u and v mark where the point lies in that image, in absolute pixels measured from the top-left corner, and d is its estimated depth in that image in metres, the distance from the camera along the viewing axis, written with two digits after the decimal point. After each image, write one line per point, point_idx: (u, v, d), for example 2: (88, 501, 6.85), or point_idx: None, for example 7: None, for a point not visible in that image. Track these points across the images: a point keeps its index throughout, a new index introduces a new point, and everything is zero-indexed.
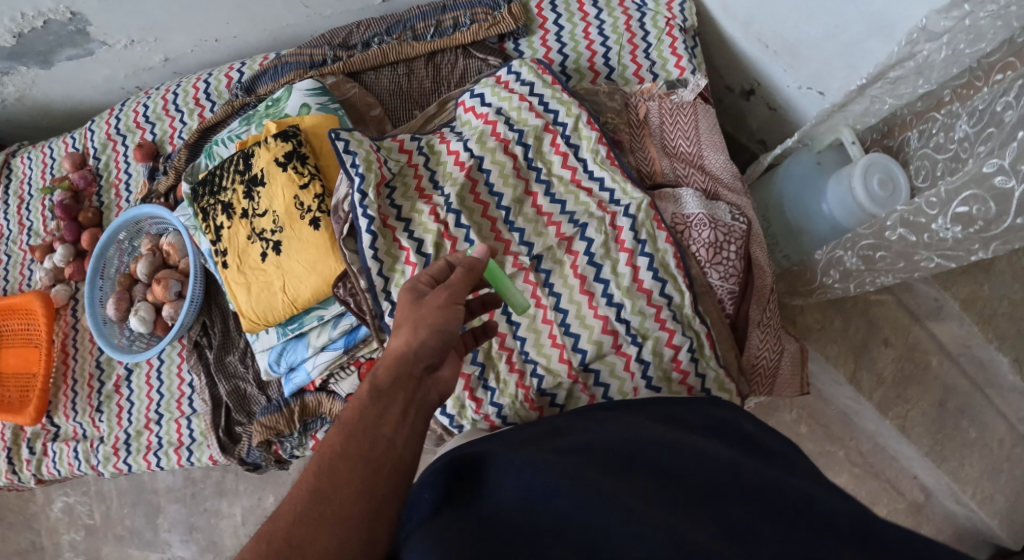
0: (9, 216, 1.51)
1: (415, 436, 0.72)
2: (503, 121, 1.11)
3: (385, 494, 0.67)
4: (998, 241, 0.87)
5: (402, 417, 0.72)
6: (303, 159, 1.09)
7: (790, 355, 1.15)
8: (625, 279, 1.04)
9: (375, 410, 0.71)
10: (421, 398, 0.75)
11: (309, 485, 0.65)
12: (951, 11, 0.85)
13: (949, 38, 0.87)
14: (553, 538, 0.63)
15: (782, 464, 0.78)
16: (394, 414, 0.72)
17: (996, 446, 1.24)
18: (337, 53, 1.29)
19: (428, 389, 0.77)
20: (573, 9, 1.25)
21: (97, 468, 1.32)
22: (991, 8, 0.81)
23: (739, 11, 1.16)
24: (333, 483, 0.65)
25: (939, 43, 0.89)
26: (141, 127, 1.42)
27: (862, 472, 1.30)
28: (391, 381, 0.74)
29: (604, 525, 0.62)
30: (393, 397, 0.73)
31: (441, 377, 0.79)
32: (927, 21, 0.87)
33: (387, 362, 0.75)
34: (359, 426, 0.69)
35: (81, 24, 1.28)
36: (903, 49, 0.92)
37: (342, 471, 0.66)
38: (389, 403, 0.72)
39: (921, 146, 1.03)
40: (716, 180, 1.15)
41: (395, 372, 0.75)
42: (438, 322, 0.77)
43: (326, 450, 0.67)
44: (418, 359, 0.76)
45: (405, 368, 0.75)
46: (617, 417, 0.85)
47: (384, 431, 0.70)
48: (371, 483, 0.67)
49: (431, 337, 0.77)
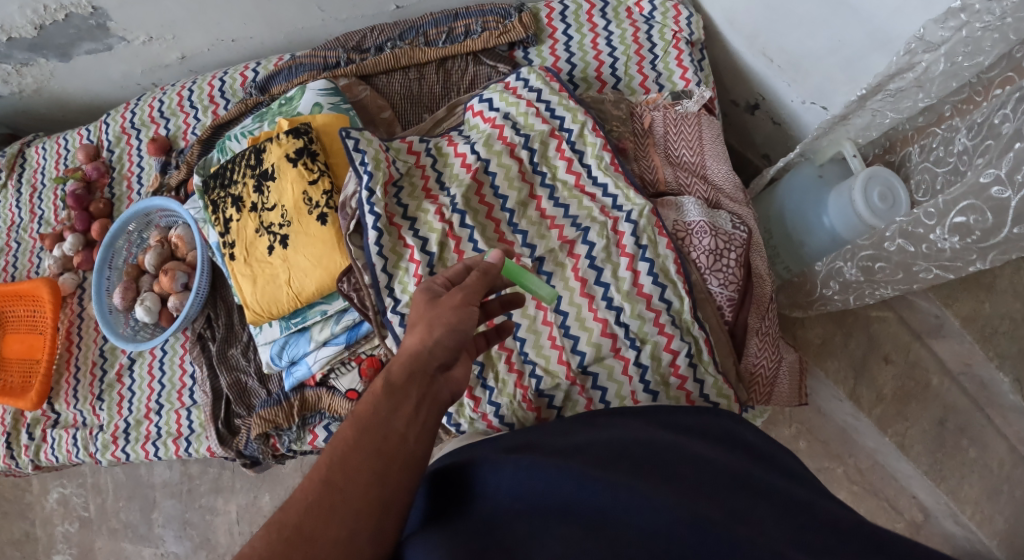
0: (21, 205, 1.53)
1: (427, 433, 0.70)
2: (510, 125, 1.13)
3: (395, 489, 0.66)
4: (995, 251, 0.88)
5: (416, 412, 0.70)
6: (314, 156, 1.11)
7: (788, 365, 1.16)
8: (626, 283, 1.05)
9: (389, 404, 0.69)
10: (436, 396, 0.72)
11: (321, 476, 0.64)
12: (947, 19, 0.85)
13: (947, 50, 0.88)
14: (561, 521, 0.65)
15: (778, 472, 0.77)
16: (408, 410, 0.69)
17: (996, 466, 1.20)
18: (351, 56, 1.32)
19: (443, 386, 0.74)
20: (583, 21, 1.29)
21: (95, 456, 1.33)
22: (987, 19, 0.82)
23: (745, 24, 1.18)
24: (344, 475, 0.64)
25: (936, 53, 0.89)
26: (155, 122, 1.45)
27: (861, 490, 1.29)
28: (406, 377, 0.71)
29: (616, 502, 0.65)
30: (408, 393, 0.70)
31: (455, 376, 0.75)
32: (925, 31, 0.88)
33: (403, 357, 0.73)
34: (372, 420, 0.68)
35: (102, 18, 1.31)
36: (902, 58, 0.92)
37: (354, 463, 0.65)
38: (403, 399, 0.70)
39: (922, 160, 1.05)
40: (718, 190, 1.17)
41: (410, 368, 0.72)
42: (455, 320, 0.75)
43: (338, 441, 0.66)
44: (433, 356, 0.73)
45: (420, 364, 0.73)
46: (614, 421, 0.84)
47: (397, 426, 0.68)
48: (382, 477, 0.65)
49: (447, 335, 0.74)
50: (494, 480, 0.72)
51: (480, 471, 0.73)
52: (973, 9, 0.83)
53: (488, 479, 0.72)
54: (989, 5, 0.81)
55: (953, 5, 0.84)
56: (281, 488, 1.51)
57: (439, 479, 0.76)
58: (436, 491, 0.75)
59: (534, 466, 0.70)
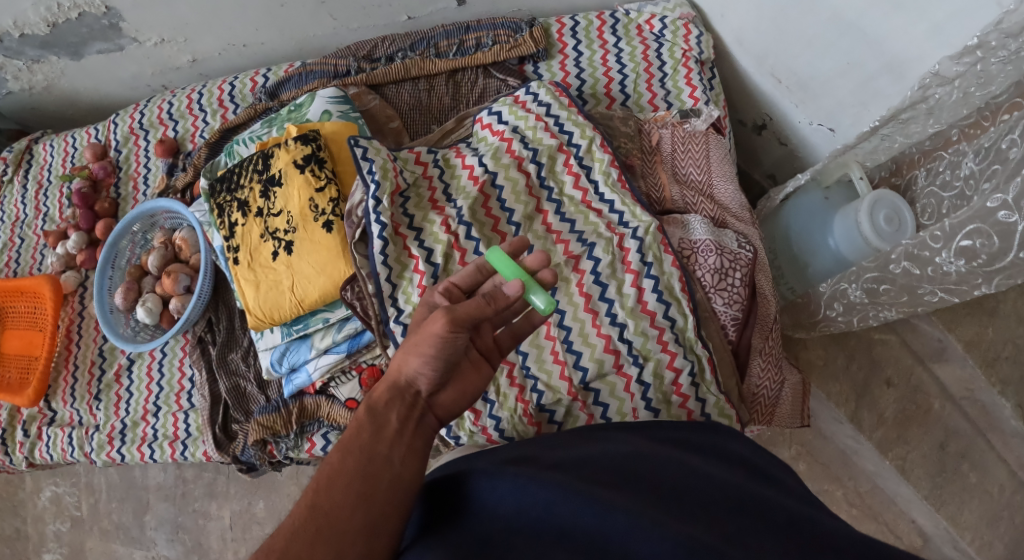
0: (27, 201, 1.53)
1: (414, 453, 0.72)
2: (518, 139, 1.13)
3: (382, 510, 0.67)
4: (1001, 275, 0.88)
5: (401, 434, 0.73)
6: (321, 163, 1.11)
7: (791, 387, 1.15)
8: (630, 300, 1.05)
9: (372, 428, 0.72)
10: (420, 418, 0.75)
11: (307, 502, 0.65)
12: (964, 56, 0.87)
13: (960, 82, 0.91)
14: (549, 540, 0.64)
15: (780, 489, 0.76)
16: (390, 432, 0.72)
17: (996, 492, 1.20)
18: (361, 65, 1.33)
19: (428, 410, 0.77)
20: (593, 37, 1.30)
21: (90, 456, 1.31)
22: (1002, 54, 0.84)
23: (754, 45, 1.20)
24: (330, 499, 0.66)
25: (950, 87, 0.92)
26: (164, 123, 1.46)
27: (860, 513, 1.26)
28: (386, 402, 0.74)
29: (609, 528, 0.63)
30: (389, 417, 0.73)
31: (442, 402, 0.78)
32: (941, 66, 0.91)
33: (382, 387, 0.77)
34: (356, 444, 0.70)
35: (115, 19, 1.32)
36: (915, 92, 0.95)
37: (339, 486, 0.67)
38: (385, 423, 0.73)
39: (928, 184, 1.06)
40: (724, 209, 1.17)
41: (390, 394, 0.75)
42: (437, 350, 0.75)
43: (324, 468, 0.68)
44: (413, 384, 0.77)
45: (400, 391, 0.76)
46: (613, 436, 0.82)
47: (381, 448, 0.70)
48: (368, 500, 0.67)
49: (426, 365, 0.76)
50: (490, 496, 0.69)
51: (477, 483, 0.71)
52: (989, 46, 0.85)
53: (484, 494, 0.70)
54: (1004, 41, 0.83)
55: (970, 42, 0.86)
56: (277, 495, 1.50)
57: (434, 492, 0.74)
58: (433, 505, 0.73)
59: (531, 483, 0.68)
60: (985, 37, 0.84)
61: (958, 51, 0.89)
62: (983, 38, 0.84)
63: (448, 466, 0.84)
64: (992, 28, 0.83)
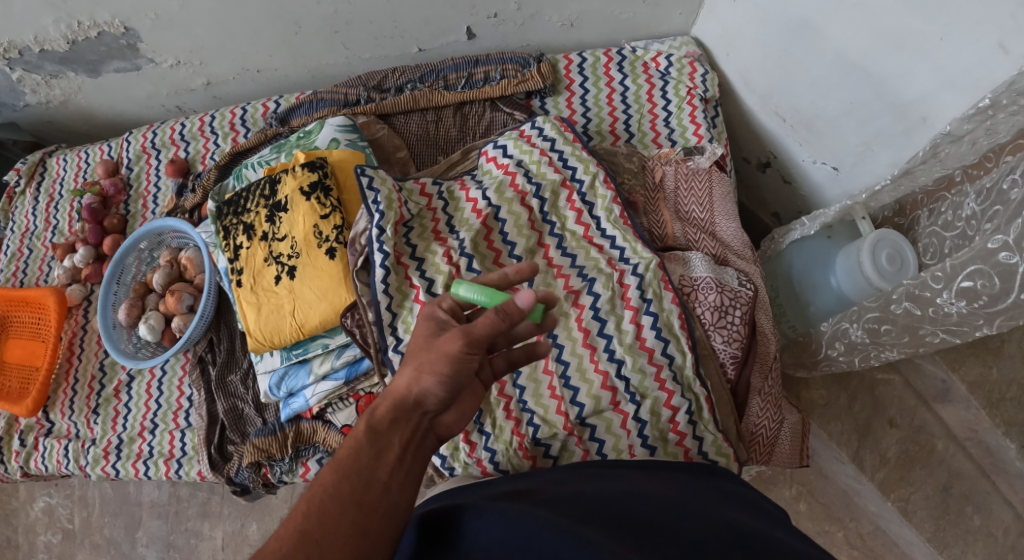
0: (37, 212, 1.56)
1: (411, 480, 0.70)
2: (522, 173, 1.14)
3: (373, 541, 0.65)
4: (1003, 316, 0.87)
5: (400, 460, 0.70)
6: (327, 191, 1.12)
7: (790, 426, 1.13)
8: (628, 336, 1.05)
9: (371, 451, 0.69)
10: (420, 443, 0.73)
11: (297, 526, 0.63)
12: (973, 116, 0.89)
13: (969, 139, 0.92)
14: None
15: (775, 527, 0.75)
16: (390, 458, 0.70)
17: (1000, 534, 1.17)
18: (371, 94, 1.35)
19: (427, 433, 0.74)
20: (600, 74, 1.33)
21: (84, 470, 1.31)
22: (1012, 109, 0.86)
23: (759, 84, 1.22)
24: (322, 526, 0.64)
25: (959, 143, 0.93)
26: (176, 144, 1.49)
27: (861, 555, 1.25)
28: (389, 423, 0.72)
29: None
30: (391, 440, 0.71)
31: (445, 421, 0.76)
32: (951, 126, 0.92)
33: (387, 403, 0.73)
34: (354, 468, 0.68)
35: (133, 39, 1.35)
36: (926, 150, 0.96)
37: (332, 513, 0.65)
38: (386, 447, 0.70)
39: (930, 224, 1.06)
40: (726, 247, 1.17)
41: (394, 414, 0.72)
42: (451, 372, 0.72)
43: (317, 489, 0.66)
44: (419, 404, 0.74)
45: (403, 411, 0.73)
46: (607, 475, 0.81)
47: (380, 474, 0.68)
48: (361, 530, 0.65)
49: (438, 387, 0.73)
50: (474, 532, 0.68)
51: (465, 521, 0.70)
52: (1000, 104, 0.86)
53: (469, 532, 0.69)
54: (1015, 99, 0.85)
55: (981, 103, 0.87)
56: (270, 517, 1.49)
57: (426, 523, 0.73)
58: (422, 535, 0.72)
59: (516, 520, 0.67)
60: (996, 97, 0.86)
61: (966, 110, 0.91)
62: (994, 98, 0.86)
63: (438, 498, 0.83)
64: (1004, 88, 0.85)
